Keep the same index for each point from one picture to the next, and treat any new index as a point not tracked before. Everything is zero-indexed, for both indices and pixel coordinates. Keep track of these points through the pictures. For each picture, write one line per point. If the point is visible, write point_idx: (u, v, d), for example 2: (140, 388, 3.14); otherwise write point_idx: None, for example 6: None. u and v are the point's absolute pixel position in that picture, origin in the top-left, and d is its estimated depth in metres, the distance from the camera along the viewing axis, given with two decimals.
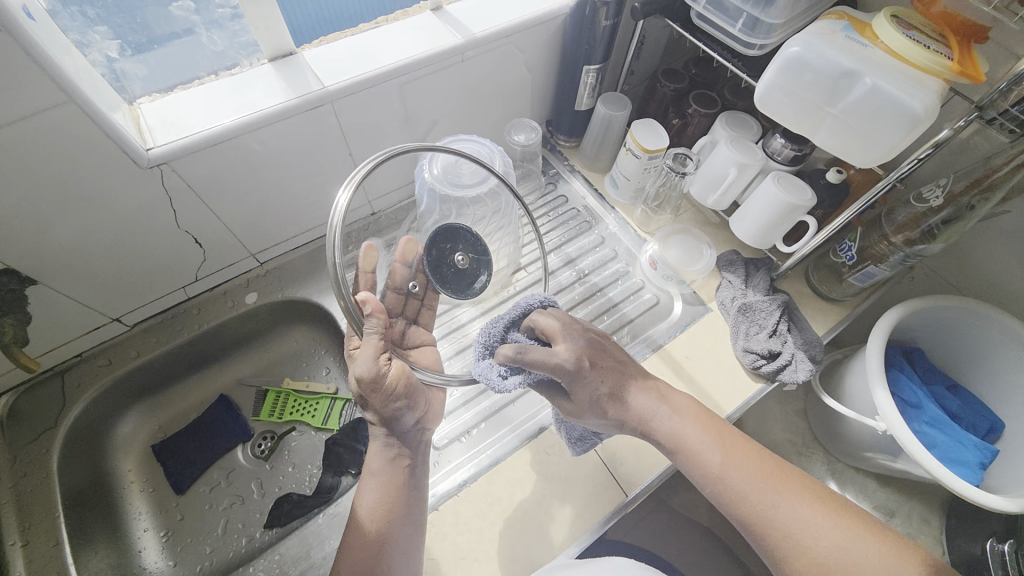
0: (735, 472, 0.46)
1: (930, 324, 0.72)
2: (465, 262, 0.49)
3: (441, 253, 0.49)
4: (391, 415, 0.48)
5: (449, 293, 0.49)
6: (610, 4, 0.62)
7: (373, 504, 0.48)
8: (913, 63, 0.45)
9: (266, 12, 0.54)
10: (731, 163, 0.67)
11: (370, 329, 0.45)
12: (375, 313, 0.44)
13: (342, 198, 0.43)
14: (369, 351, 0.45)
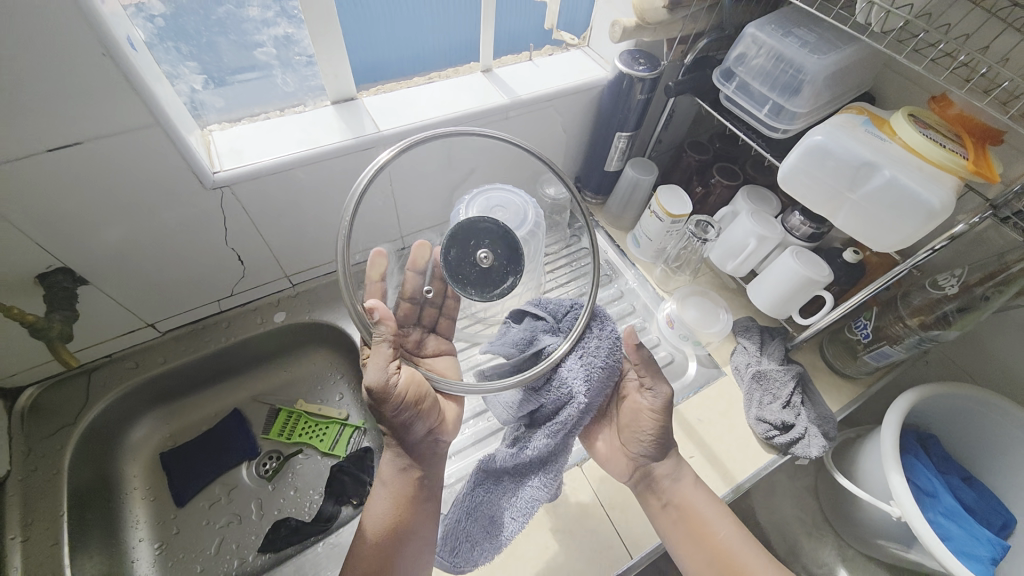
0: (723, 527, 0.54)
1: (946, 411, 0.71)
2: (488, 260, 0.45)
3: (464, 250, 0.46)
4: (401, 423, 0.51)
5: (469, 293, 0.46)
6: (646, 81, 0.68)
7: (382, 513, 0.52)
8: (931, 160, 0.48)
9: (335, 61, 0.61)
10: (751, 234, 0.70)
11: (380, 335, 0.46)
12: (383, 321, 0.45)
13: (381, 158, 0.48)
14: (380, 360, 0.46)
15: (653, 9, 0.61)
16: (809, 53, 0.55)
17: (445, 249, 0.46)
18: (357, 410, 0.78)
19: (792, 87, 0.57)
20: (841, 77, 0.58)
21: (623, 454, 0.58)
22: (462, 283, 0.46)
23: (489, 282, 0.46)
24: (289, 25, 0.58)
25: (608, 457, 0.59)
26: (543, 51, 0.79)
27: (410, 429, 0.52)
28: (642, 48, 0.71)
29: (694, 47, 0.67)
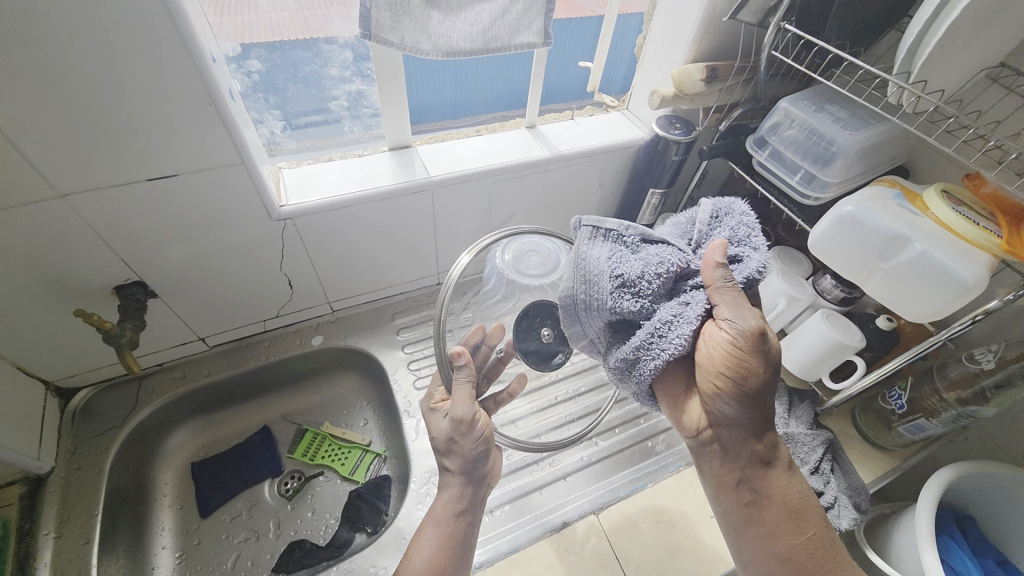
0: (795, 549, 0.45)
1: (988, 496, 0.68)
2: (548, 337, 0.61)
3: (530, 326, 0.61)
4: (472, 455, 0.52)
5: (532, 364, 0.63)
6: (681, 144, 0.72)
7: (431, 556, 0.50)
8: (963, 236, 0.49)
9: (398, 113, 0.67)
10: (780, 294, 0.71)
11: (461, 377, 0.49)
12: (468, 365, 0.49)
13: (464, 260, 0.54)
14: (465, 396, 0.49)
15: (692, 80, 0.65)
16: (841, 129, 0.58)
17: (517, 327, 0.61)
18: (380, 437, 0.79)
19: (825, 158, 0.60)
20: (873, 151, 0.61)
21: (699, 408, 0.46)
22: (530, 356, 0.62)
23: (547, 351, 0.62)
24: (361, 83, 0.65)
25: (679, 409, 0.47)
26: (585, 111, 0.85)
27: (478, 464, 0.53)
28: (679, 113, 0.76)
29: (729, 114, 0.71)
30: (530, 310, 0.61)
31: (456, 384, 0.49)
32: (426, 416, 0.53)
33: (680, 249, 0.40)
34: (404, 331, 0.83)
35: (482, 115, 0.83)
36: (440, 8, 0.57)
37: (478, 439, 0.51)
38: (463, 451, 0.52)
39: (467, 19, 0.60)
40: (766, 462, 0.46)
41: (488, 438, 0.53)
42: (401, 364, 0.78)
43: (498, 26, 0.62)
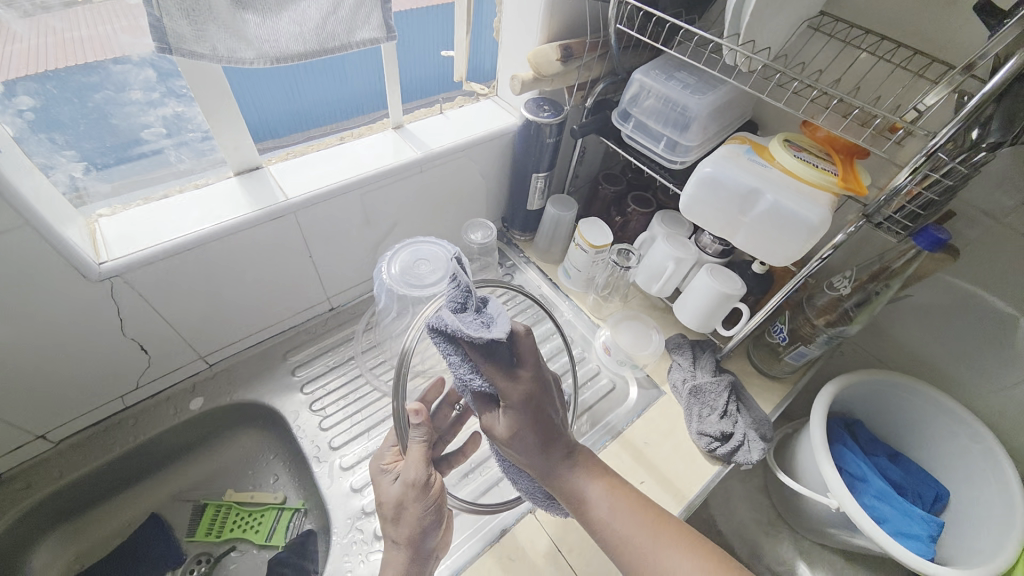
0: (620, 517, 0.45)
1: (863, 396, 0.78)
2: None
3: None
4: (421, 527, 0.49)
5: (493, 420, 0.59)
6: (553, 125, 0.71)
7: None
8: (806, 180, 0.54)
9: (237, 133, 0.59)
10: (668, 257, 0.74)
11: (414, 436, 0.48)
12: (424, 424, 0.48)
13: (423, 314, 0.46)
14: (418, 458, 0.47)
15: (548, 61, 0.64)
16: (690, 94, 0.60)
17: None
18: (295, 490, 0.72)
19: (682, 124, 0.62)
20: (723, 110, 0.64)
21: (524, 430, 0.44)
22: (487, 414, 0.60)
23: None
24: (178, 103, 0.57)
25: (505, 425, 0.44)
26: (454, 102, 0.81)
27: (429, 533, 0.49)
28: (545, 95, 0.75)
29: (593, 90, 0.71)
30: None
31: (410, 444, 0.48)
32: (376, 479, 0.51)
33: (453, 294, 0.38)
34: (300, 369, 0.75)
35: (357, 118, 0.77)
36: (254, 8, 0.49)
37: (430, 508, 0.48)
38: (413, 521, 0.48)
39: (291, 17, 0.52)
40: (590, 466, 0.47)
41: (442, 505, 0.49)
42: (302, 407, 0.71)
43: (331, 24, 0.55)
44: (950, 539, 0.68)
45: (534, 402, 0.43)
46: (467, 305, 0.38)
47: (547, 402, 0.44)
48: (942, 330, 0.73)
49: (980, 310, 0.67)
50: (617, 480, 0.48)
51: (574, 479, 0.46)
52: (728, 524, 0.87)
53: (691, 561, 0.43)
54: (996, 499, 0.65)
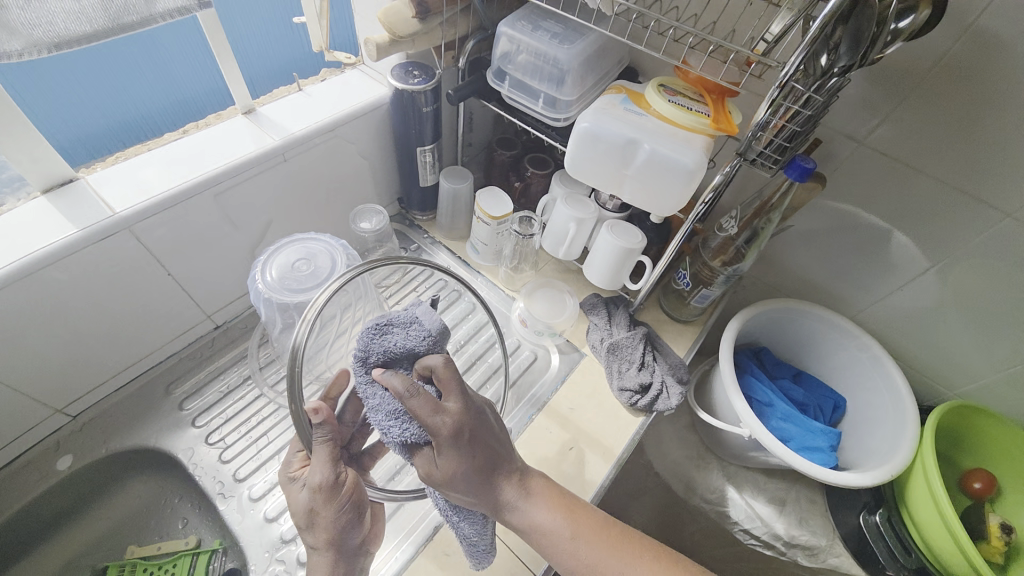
0: (580, 545, 0.47)
1: (766, 325, 0.83)
2: None
3: None
4: (339, 529, 0.47)
5: (415, 406, 0.54)
6: (427, 93, 0.65)
7: None
8: (682, 125, 0.53)
9: (31, 144, 0.48)
10: (570, 219, 0.71)
11: (319, 437, 0.46)
12: (327, 421, 0.46)
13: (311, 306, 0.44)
14: (322, 459, 0.45)
15: (404, 20, 0.57)
16: (559, 44, 0.57)
17: None
18: (210, 530, 0.66)
19: (557, 78, 0.59)
20: (597, 59, 0.61)
21: (460, 479, 0.42)
22: None
23: None
24: None
25: (448, 483, 0.42)
26: (316, 77, 0.72)
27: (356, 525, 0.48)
28: (415, 58, 0.68)
29: (463, 49, 0.66)
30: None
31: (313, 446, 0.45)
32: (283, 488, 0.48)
33: (404, 332, 0.40)
34: (190, 401, 0.67)
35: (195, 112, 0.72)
36: None
37: (346, 506, 0.47)
38: (326, 525, 0.46)
39: None
40: (531, 488, 0.48)
41: (358, 502, 0.48)
42: (198, 442, 0.64)
43: None
44: (849, 442, 0.75)
45: (467, 436, 0.41)
46: (425, 330, 0.41)
47: (482, 431, 0.43)
48: (825, 252, 0.78)
49: (856, 229, 0.72)
50: (558, 494, 0.50)
51: (522, 499, 0.47)
52: (663, 462, 0.93)
53: (648, 572, 0.47)
54: (881, 397, 0.73)
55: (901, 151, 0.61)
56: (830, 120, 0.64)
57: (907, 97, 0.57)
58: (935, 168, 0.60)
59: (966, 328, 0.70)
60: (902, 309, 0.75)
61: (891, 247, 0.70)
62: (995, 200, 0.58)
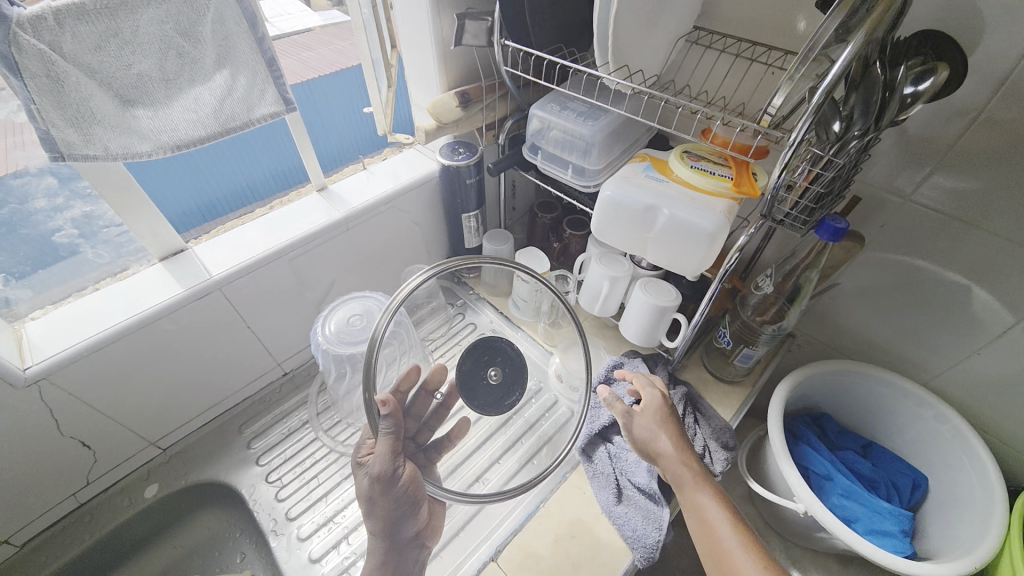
0: (729, 533, 0.50)
1: (824, 389, 0.77)
2: (496, 379, 0.58)
3: (480, 364, 0.59)
4: (397, 514, 0.52)
5: (475, 404, 0.58)
6: (469, 167, 0.73)
7: None
8: (704, 189, 0.55)
9: (154, 223, 0.61)
10: (603, 277, 0.73)
11: (385, 428, 0.47)
12: (393, 415, 0.47)
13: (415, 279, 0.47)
14: (385, 452, 0.47)
15: (448, 109, 0.66)
16: (584, 121, 0.63)
17: (464, 359, 0.59)
18: (263, 566, 0.71)
19: (583, 150, 0.64)
20: (622, 131, 0.66)
21: (654, 444, 0.58)
22: (475, 397, 0.58)
23: (496, 395, 0.59)
24: (84, 203, 0.61)
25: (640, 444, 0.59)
26: (380, 157, 0.84)
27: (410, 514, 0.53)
28: (461, 138, 0.77)
29: (503, 128, 0.74)
30: (476, 347, 0.59)
31: (377, 437, 0.47)
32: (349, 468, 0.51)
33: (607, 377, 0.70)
34: (256, 441, 0.75)
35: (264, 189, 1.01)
36: (143, 104, 0.52)
37: (399, 501, 0.50)
38: (385, 509, 0.50)
39: (184, 107, 0.55)
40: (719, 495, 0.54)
41: (414, 494, 0.50)
42: (259, 479, 0.71)
43: (229, 105, 0.58)
44: (935, 529, 0.66)
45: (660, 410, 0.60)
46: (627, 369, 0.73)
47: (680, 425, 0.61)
48: (887, 310, 0.72)
49: (917, 287, 0.67)
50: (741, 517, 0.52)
51: (702, 486, 0.54)
52: None
53: None
54: (969, 476, 0.64)
55: (954, 206, 0.58)
56: (870, 177, 0.63)
57: (949, 151, 0.55)
58: (995, 222, 0.56)
59: None
60: (987, 374, 0.67)
61: (961, 305, 0.64)
62: None
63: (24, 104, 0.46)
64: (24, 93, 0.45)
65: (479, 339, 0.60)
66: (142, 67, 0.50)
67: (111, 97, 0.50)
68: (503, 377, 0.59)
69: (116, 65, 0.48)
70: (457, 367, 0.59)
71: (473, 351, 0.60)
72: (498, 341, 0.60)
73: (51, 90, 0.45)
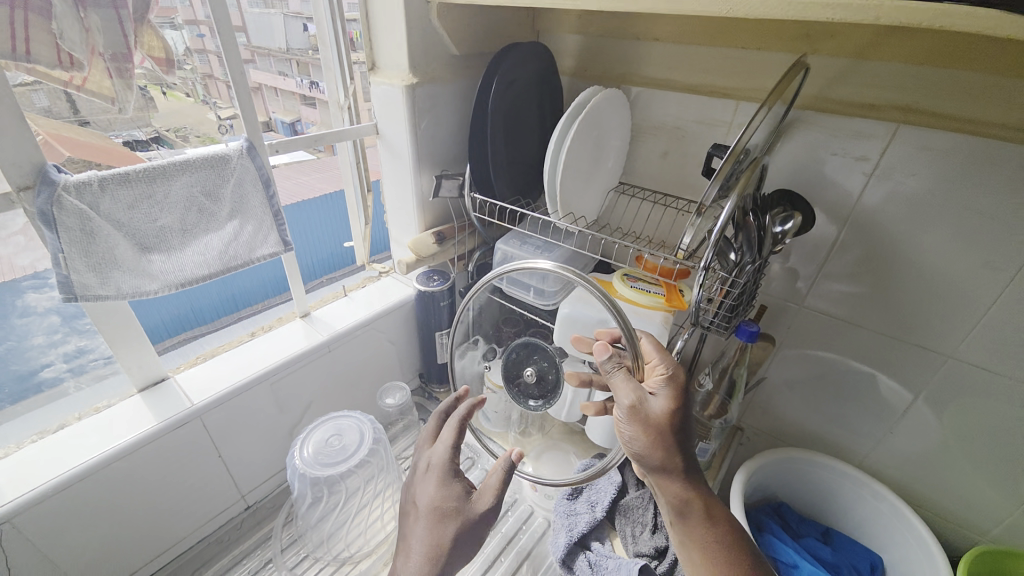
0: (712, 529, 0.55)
1: (777, 479, 0.83)
2: (530, 377, 0.72)
3: (526, 357, 0.73)
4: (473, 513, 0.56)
5: (513, 388, 0.74)
6: (443, 291, 0.83)
7: None
8: (644, 305, 0.67)
9: (142, 353, 0.63)
10: (568, 384, 0.81)
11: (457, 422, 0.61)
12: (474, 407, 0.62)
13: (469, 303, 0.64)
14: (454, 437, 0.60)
15: (426, 245, 0.79)
16: (541, 253, 0.76)
17: (514, 350, 0.73)
18: None
19: (541, 275, 0.77)
20: (572, 259, 0.80)
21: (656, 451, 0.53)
22: (516, 385, 0.74)
23: (529, 386, 0.73)
24: (80, 338, 0.65)
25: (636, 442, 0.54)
26: (358, 283, 0.93)
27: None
28: (435, 267, 0.88)
29: (472, 258, 0.86)
30: (523, 349, 0.73)
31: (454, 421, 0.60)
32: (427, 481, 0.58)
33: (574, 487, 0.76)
34: None
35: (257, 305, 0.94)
36: (159, 250, 0.59)
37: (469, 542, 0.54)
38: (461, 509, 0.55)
39: (194, 251, 0.63)
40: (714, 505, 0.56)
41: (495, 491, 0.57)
42: None
43: (233, 248, 0.67)
44: None
45: (657, 436, 0.52)
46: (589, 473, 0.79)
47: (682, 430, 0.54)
48: (810, 399, 0.84)
49: (830, 378, 0.79)
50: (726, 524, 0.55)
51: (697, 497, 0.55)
52: None
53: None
54: (918, 553, 0.70)
55: (838, 310, 0.74)
56: (771, 289, 0.79)
57: (820, 269, 0.73)
58: (869, 321, 0.72)
59: (973, 466, 0.72)
60: (905, 450, 0.77)
61: (867, 390, 0.76)
62: (937, 345, 0.67)
63: (52, 253, 0.51)
64: (56, 245, 0.50)
65: (530, 343, 0.73)
66: (164, 221, 0.58)
67: (132, 246, 0.56)
68: (541, 375, 0.72)
69: (144, 220, 0.56)
70: (507, 359, 0.74)
71: (523, 347, 0.73)
72: (542, 347, 0.72)
73: (81, 242, 0.52)
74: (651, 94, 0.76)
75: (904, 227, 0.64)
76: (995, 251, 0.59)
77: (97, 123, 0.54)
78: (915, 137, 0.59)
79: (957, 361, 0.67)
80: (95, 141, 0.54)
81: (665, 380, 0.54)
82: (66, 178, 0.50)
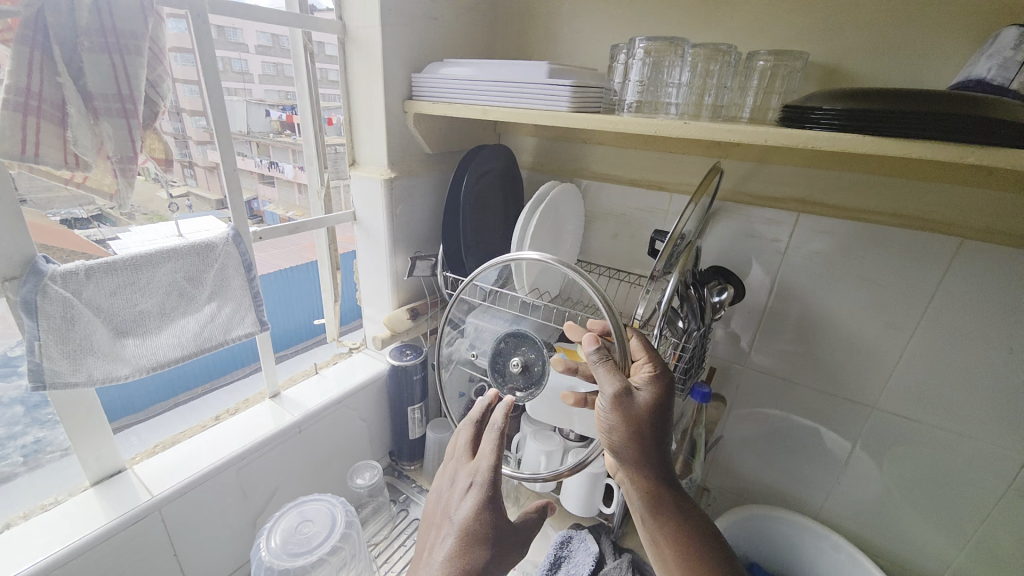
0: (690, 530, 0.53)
1: (748, 539, 0.86)
2: (517, 365, 0.61)
3: (514, 345, 0.62)
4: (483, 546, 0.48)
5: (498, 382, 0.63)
6: (416, 365, 0.85)
7: None
8: None
9: (101, 443, 0.61)
10: (541, 452, 0.83)
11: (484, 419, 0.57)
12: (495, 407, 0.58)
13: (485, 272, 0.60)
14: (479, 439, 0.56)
15: (400, 321, 0.83)
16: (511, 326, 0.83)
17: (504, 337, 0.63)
18: None
19: None
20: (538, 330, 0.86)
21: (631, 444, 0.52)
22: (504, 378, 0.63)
23: (516, 380, 0.62)
24: (40, 429, 0.61)
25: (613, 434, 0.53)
26: (327, 361, 0.93)
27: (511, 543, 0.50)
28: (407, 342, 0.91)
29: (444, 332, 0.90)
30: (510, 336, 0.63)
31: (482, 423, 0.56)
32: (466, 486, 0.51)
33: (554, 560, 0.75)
34: None
35: (196, 389, 0.90)
36: (134, 334, 0.59)
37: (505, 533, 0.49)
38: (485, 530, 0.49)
39: (169, 334, 0.63)
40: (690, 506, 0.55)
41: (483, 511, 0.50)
42: None
43: (210, 329, 0.67)
44: None
45: (637, 427, 0.51)
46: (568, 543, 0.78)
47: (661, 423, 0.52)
48: (765, 455, 0.89)
49: (780, 433, 0.86)
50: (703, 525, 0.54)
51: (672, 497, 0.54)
52: None
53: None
54: None
55: (776, 369, 0.83)
56: (718, 353, 0.87)
57: (756, 333, 0.82)
58: (803, 378, 0.81)
59: (913, 509, 0.78)
60: (854, 499, 0.83)
61: (813, 442, 0.83)
62: (863, 398, 0.76)
63: (27, 341, 0.51)
64: (33, 332, 0.50)
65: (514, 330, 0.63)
66: (144, 306, 0.60)
67: (109, 331, 0.57)
68: (527, 365, 0.61)
69: (124, 305, 0.58)
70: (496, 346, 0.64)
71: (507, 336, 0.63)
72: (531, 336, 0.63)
73: (59, 328, 0.52)
74: (600, 187, 0.88)
75: (819, 295, 0.75)
76: (892, 314, 0.70)
77: (36, 201, 0.54)
78: (814, 223, 0.72)
79: (880, 411, 0.76)
80: (32, 220, 0.54)
81: (652, 376, 0.53)
82: (54, 268, 0.52)
